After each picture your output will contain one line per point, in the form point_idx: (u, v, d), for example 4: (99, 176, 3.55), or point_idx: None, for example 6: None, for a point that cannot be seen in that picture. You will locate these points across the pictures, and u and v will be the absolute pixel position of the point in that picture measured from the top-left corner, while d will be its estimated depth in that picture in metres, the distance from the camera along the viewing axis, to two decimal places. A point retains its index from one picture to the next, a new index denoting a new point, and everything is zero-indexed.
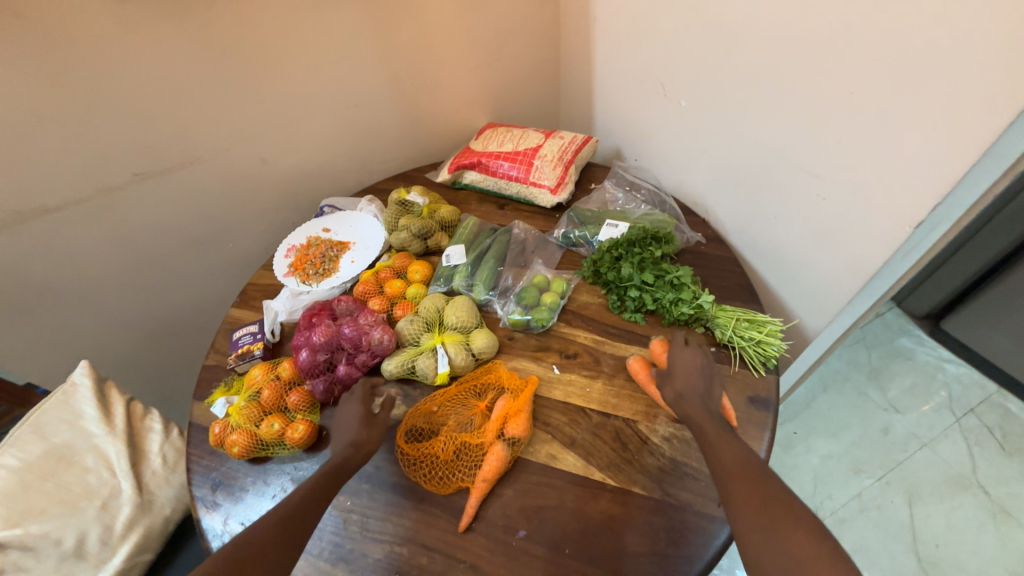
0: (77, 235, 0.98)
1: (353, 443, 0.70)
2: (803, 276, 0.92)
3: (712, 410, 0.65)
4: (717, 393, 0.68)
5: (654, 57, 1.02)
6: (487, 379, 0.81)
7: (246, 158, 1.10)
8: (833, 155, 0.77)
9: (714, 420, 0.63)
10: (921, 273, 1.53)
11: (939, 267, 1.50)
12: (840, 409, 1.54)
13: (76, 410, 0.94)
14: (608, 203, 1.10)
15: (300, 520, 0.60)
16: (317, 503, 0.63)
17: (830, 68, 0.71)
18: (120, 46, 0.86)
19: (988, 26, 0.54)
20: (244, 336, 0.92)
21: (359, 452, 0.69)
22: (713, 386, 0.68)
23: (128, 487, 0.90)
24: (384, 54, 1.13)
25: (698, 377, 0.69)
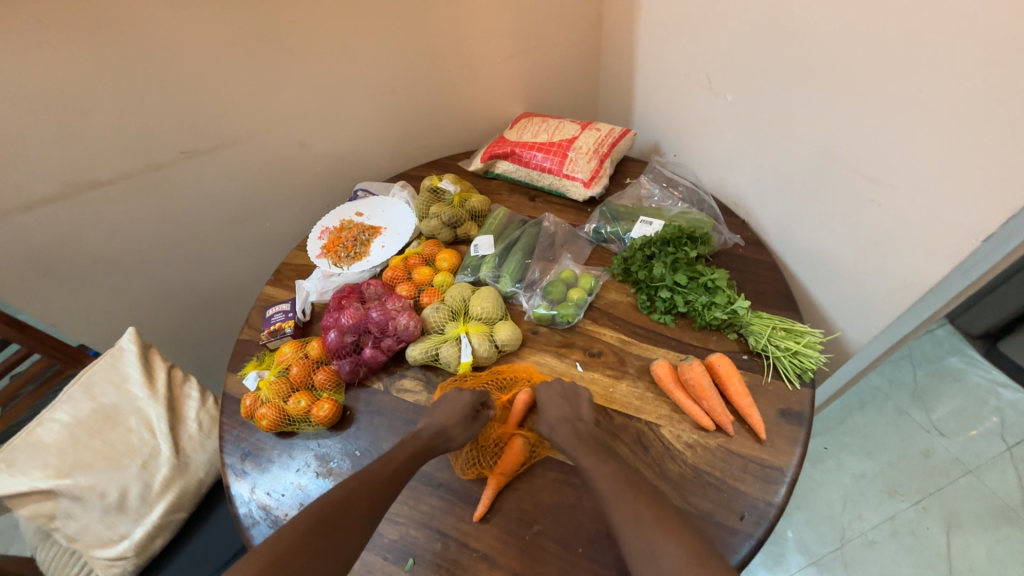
0: (127, 208, 1.03)
1: (441, 430, 0.71)
2: (849, 287, 0.87)
3: (579, 429, 0.70)
4: (586, 413, 0.73)
5: (702, 49, 0.97)
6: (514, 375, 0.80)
7: (285, 139, 1.12)
8: (893, 158, 0.71)
9: (585, 443, 0.68)
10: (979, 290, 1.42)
11: (1002, 285, 1.38)
12: (877, 428, 1.46)
13: (122, 373, 1.00)
14: (643, 199, 1.07)
15: (348, 512, 0.61)
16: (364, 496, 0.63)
17: (896, 62, 0.66)
18: (171, 27, 0.89)
19: None
20: (277, 313, 0.95)
21: (439, 441, 0.70)
22: (582, 407, 0.73)
23: (166, 448, 0.96)
24: (423, 40, 1.12)
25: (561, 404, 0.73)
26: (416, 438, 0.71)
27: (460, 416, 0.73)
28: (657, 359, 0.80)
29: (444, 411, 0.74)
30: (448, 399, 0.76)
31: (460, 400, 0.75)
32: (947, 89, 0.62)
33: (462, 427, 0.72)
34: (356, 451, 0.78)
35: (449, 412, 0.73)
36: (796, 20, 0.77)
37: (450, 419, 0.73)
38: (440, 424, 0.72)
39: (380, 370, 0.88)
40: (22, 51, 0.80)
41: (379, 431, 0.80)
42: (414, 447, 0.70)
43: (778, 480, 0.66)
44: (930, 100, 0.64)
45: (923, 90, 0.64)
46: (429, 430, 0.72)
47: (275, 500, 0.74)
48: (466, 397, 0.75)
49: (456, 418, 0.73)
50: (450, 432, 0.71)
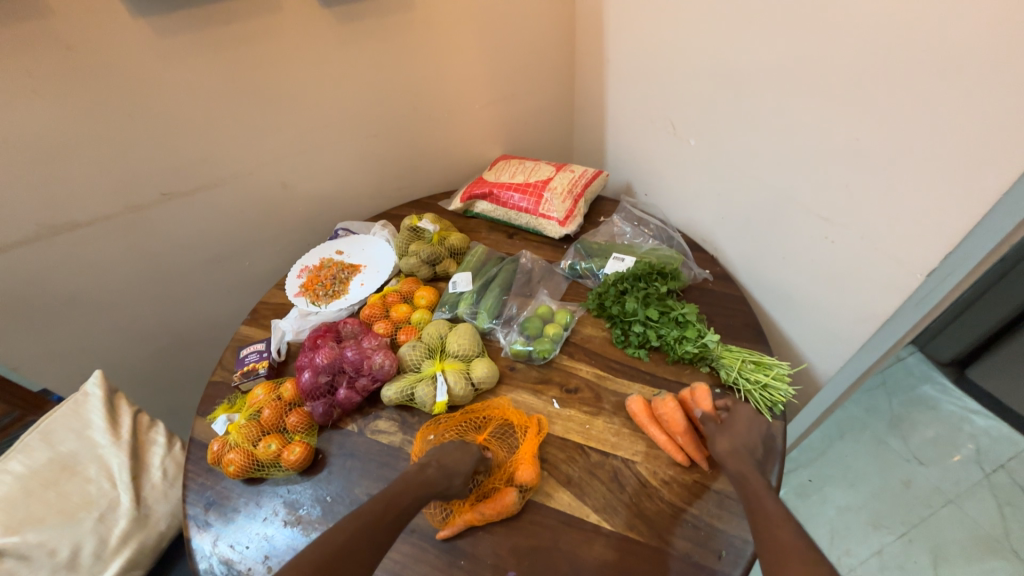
0: (103, 248, 1.03)
1: (446, 471, 0.68)
2: (814, 320, 0.90)
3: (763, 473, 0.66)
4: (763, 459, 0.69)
5: (666, 98, 1.04)
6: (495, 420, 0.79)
7: (267, 181, 1.14)
8: (841, 198, 0.77)
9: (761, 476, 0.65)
10: (943, 318, 1.48)
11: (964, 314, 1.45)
12: (858, 458, 1.47)
13: (84, 419, 0.97)
14: (616, 236, 1.11)
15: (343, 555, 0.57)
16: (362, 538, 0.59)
17: (838, 114, 0.73)
18: (160, 75, 0.92)
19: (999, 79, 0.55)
20: (250, 354, 0.94)
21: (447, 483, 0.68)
22: (768, 457, 0.71)
23: (126, 499, 0.91)
24: (406, 89, 1.19)
25: (756, 436, 0.71)
26: (420, 475, 0.67)
27: (467, 462, 0.71)
28: (633, 395, 0.81)
29: (450, 453, 0.71)
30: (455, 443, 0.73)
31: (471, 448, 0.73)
32: (887, 137, 0.68)
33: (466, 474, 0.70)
34: (327, 496, 0.75)
35: (456, 456, 0.71)
36: (748, 74, 0.84)
37: (455, 462, 0.70)
38: (447, 466, 0.69)
39: (355, 411, 0.86)
40: (9, 99, 0.82)
41: (351, 474, 0.77)
42: (417, 489, 0.66)
43: None
44: (871, 144, 0.70)
45: (866, 137, 0.70)
46: (436, 469, 0.68)
47: (238, 554, 0.70)
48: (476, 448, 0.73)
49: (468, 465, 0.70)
50: (455, 477, 0.68)
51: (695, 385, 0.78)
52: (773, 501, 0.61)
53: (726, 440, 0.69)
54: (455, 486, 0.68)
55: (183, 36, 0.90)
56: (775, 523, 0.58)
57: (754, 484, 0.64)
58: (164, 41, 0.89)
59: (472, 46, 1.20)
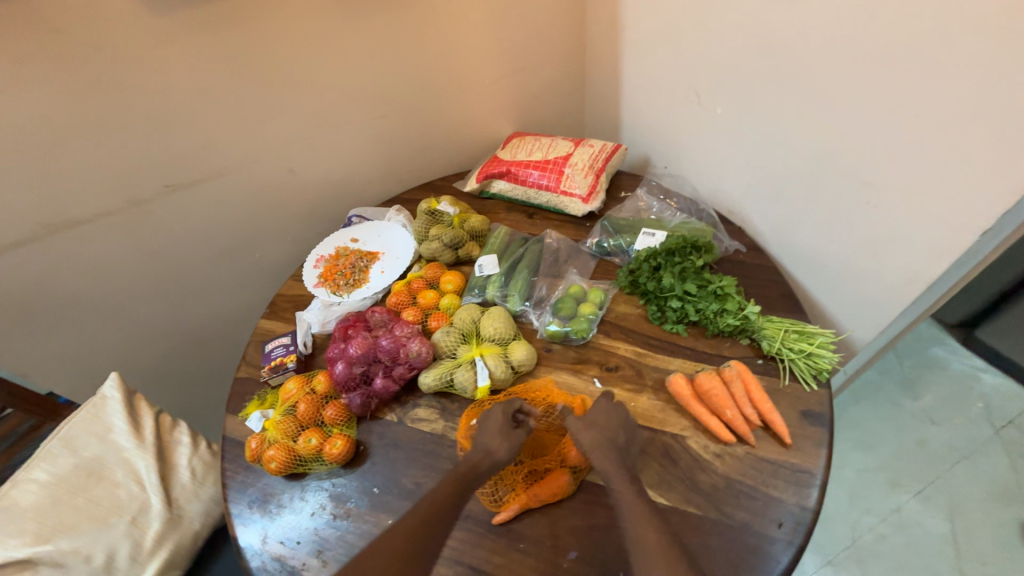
0: (108, 245, 0.98)
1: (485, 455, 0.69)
2: (849, 287, 0.89)
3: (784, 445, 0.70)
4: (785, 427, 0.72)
5: (687, 65, 1.01)
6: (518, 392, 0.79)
7: (274, 168, 1.10)
8: (881, 161, 0.75)
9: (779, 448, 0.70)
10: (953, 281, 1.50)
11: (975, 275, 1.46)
12: (873, 421, 1.50)
13: (105, 423, 0.93)
14: (641, 211, 1.08)
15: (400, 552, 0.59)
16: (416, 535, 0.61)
17: (879, 72, 0.70)
18: (154, 56, 0.86)
19: None
20: (276, 348, 0.91)
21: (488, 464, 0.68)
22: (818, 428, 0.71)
23: (157, 501, 0.89)
24: (412, 65, 1.13)
25: (617, 426, 0.71)
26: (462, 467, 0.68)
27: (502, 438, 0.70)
28: (676, 372, 0.79)
29: (483, 434, 0.71)
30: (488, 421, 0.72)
31: (493, 419, 0.72)
32: (931, 94, 0.66)
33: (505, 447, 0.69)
34: (374, 488, 0.74)
35: (489, 434, 0.71)
36: (778, 35, 0.81)
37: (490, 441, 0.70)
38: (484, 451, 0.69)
39: (392, 401, 0.84)
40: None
41: (396, 465, 0.76)
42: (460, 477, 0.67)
43: (811, 484, 0.66)
44: (914, 103, 0.68)
45: (909, 96, 0.68)
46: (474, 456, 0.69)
47: (290, 550, 0.69)
48: (498, 412, 0.73)
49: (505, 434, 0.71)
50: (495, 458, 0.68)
51: (733, 361, 0.79)
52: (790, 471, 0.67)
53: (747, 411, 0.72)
54: (503, 458, 0.69)
55: (178, 13, 0.84)
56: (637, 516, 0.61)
57: (614, 474, 0.66)
58: (157, 20, 0.83)
59: (478, 17, 1.14)
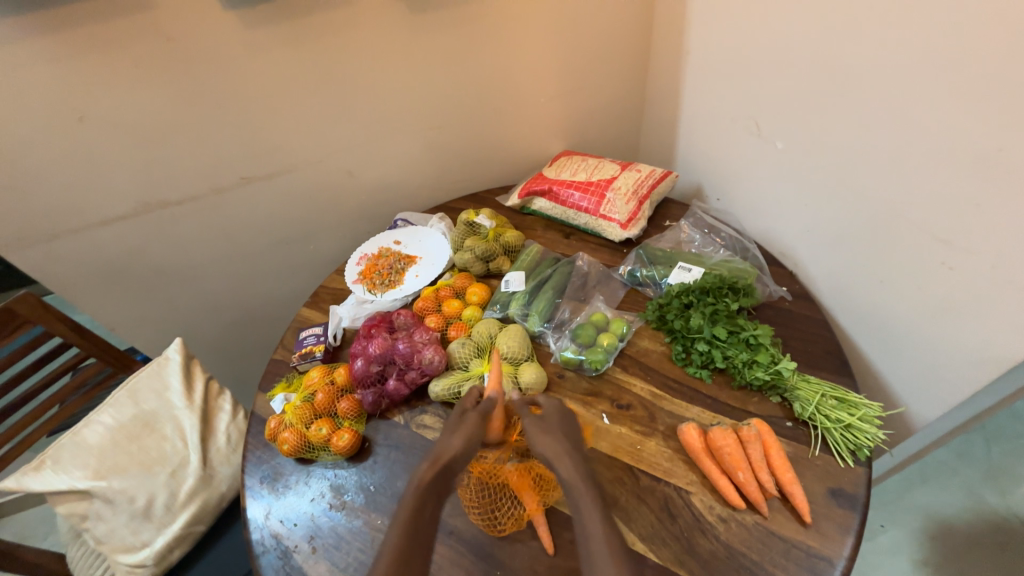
0: (188, 226, 1.11)
1: (464, 445, 0.67)
2: (912, 355, 0.78)
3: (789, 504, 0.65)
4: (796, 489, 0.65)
5: (752, 95, 0.95)
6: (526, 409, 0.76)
7: (334, 169, 1.18)
8: (965, 219, 0.65)
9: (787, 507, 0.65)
10: None
11: None
12: (942, 508, 1.29)
13: (164, 381, 1.05)
14: (682, 243, 1.03)
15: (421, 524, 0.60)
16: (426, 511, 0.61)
17: (976, 119, 0.61)
18: (242, 64, 0.96)
19: None
20: (309, 336, 0.98)
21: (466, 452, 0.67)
22: (846, 513, 0.63)
23: (195, 459, 0.99)
24: (471, 81, 1.16)
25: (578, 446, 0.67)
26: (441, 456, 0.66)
27: (469, 429, 0.69)
28: (690, 420, 0.74)
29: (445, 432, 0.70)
30: (457, 423, 0.71)
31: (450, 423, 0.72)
32: None
33: (472, 436, 0.69)
34: (370, 486, 0.77)
35: (462, 430, 0.69)
36: (858, 69, 0.73)
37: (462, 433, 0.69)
38: (457, 443, 0.67)
39: (402, 403, 0.87)
40: (117, 87, 0.89)
41: (395, 466, 0.78)
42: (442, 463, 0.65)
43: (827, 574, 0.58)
44: (1014, 158, 0.58)
45: (1008, 149, 0.59)
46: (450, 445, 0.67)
47: (287, 530, 0.74)
48: (456, 412, 0.74)
49: (459, 430, 0.69)
50: (468, 447, 0.68)
51: (756, 420, 0.72)
52: (805, 536, 0.62)
53: (763, 475, 0.66)
54: (451, 453, 0.66)
55: (266, 27, 0.93)
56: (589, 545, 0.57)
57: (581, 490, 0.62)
58: (248, 33, 0.92)
59: (541, 37, 1.15)
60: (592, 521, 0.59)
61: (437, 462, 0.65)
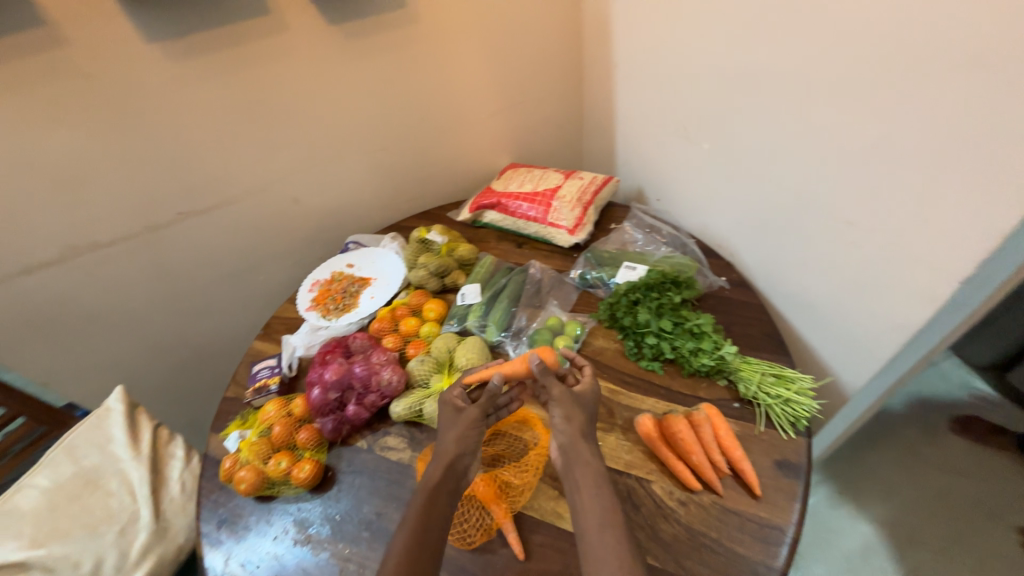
0: (124, 267, 1.05)
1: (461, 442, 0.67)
2: (838, 329, 0.85)
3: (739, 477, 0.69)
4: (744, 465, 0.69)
5: (676, 102, 1.02)
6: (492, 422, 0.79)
7: (279, 197, 1.16)
8: (862, 203, 0.73)
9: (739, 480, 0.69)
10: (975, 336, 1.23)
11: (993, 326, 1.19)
12: (891, 469, 1.37)
13: (106, 434, 0.99)
14: (627, 243, 1.08)
15: (434, 521, 0.61)
16: (438, 508, 0.62)
17: (860, 113, 0.68)
18: (172, 97, 0.94)
19: None
20: (262, 370, 0.95)
21: (466, 448, 0.67)
22: (791, 480, 0.67)
23: (146, 513, 0.92)
24: (412, 102, 1.19)
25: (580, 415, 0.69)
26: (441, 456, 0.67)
27: (468, 425, 0.69)
28: (645, 411, 0.77)
29: (442, 432, 0.70)
30: (449, 418, 0.71)
31: (443, 415, 0.71)
32: (907, 138, 0.64)
33: (472, 429, 0.69)
34: (336, 515, 0.75)
35: (456, 429, 0.69)
36: (760, 74, 0.81)
37: (458, 430, 0.69)
38: (454, 441, 0.68)
39: (365, 427, 0.86)
40: (33, 128, 0.85)
41: (361, 492, 0.77)
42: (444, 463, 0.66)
43: (779, 541, 0.62)
44: (891, 146, 0.66)
45: (886, 138, 0.66)
46: (450, 443, 0.67)
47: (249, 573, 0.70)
48: (445, 401, 0.73)
49: (457, 429, 0.69)
50: (468, 443, 0.68)
51: (704, 404, 0.76)
52: (756, 508, 0.66)
53: (716, 454, 0.69)
54: (457, 454, 0.66)
55: (194, 59, 0.92)
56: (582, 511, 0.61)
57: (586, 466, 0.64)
58: (175, 66, 0.91)
59: (477, 57, 1.19)
60: (585, 490, 0.62)
61: (443, 464, 0.66)
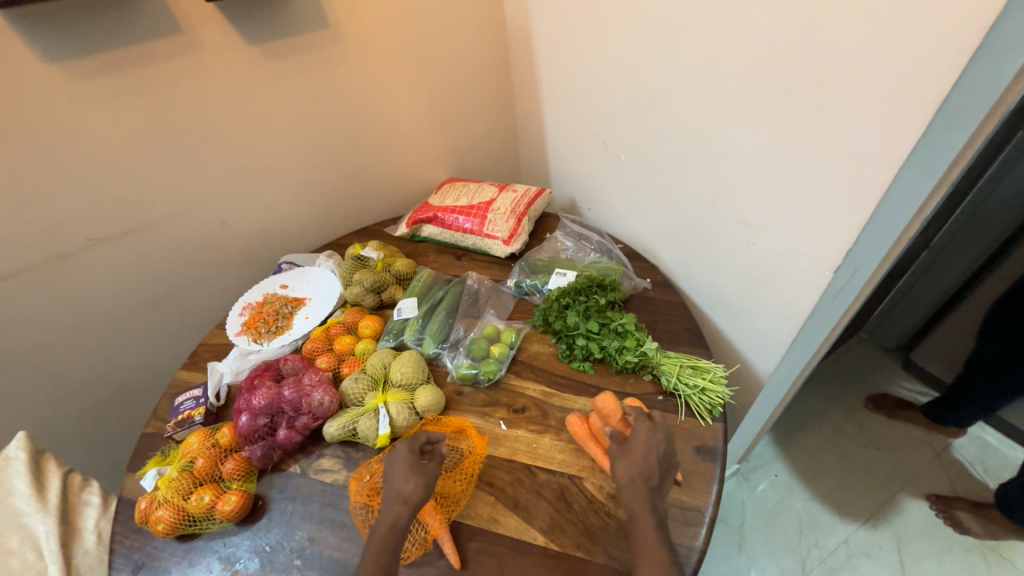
0: (25, 302, 0.97)
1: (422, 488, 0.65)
2: (749, 320, 0.92)
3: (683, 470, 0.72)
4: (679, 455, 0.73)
5: (595, 117, 1.08)
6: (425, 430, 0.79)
7: (205, 220, 1.12)
8: (754, 204, 0.80)
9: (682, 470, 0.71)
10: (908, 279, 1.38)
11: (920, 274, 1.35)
12: (820, 449, 1.45)
13: (6, 487, 0.89)
14: (559, 251, 1.12)
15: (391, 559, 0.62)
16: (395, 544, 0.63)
17: (744, 122, 0.75)
18: (77, 120, 0.89)
19: (881, 90, 0.57)
20: (186, 401, 0.89)
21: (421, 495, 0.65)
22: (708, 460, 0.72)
23: (56, 568, 0.82)
24: (343, 120, 1.19)
25: (654, 461, 0.66)
26: (397, 496, 0.65)
27: (424, 474, 0.67)
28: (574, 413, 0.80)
29: (392, 476, 0.67)
30: (400, 459, 0.68)
31: (397, 460, 0.68)
32: (782, 147, 0.71)
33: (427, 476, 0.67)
34: (266, 546, 0.72)
35: (407, 474, 0.66)
36: (661, 89, 0.88)
37: (407, 474, 0.66)
38: (408, 489, 0.65)
39: (297, 451, 0.83)
40: None
41: (293, 518, 0.74)
42: (401, 507, 0.64)
43: (698, 522, 0.66)
44: (770, 154, 0.74)
45: (765, 147, 0.74)
46: (407, 488, 0.65)
47: None
48: (402, 450, 0.69)
49: (413, 473, 0.66)
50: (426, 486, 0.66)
51: (630, 398, 0.80)
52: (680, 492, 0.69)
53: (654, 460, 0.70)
54: (422, 497, 0.65)
55: (100, 80, 0.88)
56: (642, 537, 0.60)
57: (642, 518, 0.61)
58: (77, 87, 0.86)
59: (406, 75, 1.22)
60: (646, 523, 0.61)
61: (410, 504, 0.64)
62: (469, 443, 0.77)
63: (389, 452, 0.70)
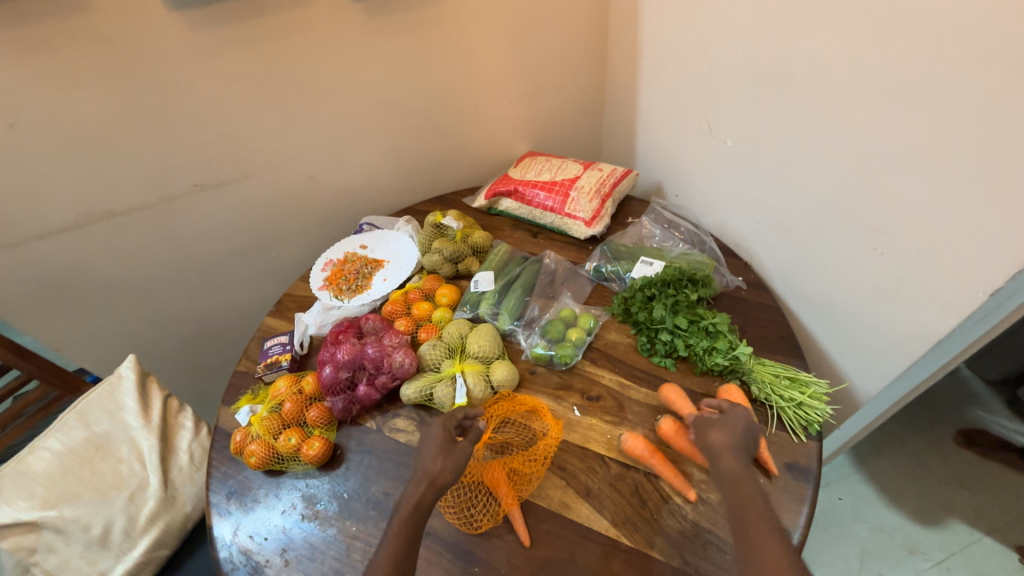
0: (138, 237, 1.06)
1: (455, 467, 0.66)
2: (856, 334, 0.84)
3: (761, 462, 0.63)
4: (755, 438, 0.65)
5: (699, 98, 1.00)
6: (502, 408, 0.77)
7: (295, 174, 1.15)
8: (888, 209, 0.71)
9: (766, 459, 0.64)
10: None
11: None
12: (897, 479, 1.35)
13: (118, 402, 0.97)
14: (644, 239, 1.07)
15: (416, 528, 0.62)
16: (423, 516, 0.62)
17: (895, 113, 0.65)
18: (192, 68, 0.92)
19: None
20: (274, 346, 0.95)
21: (444, 478, 0.65)
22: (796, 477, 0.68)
23: (155, 482, 0.91)
24: (432, 84, 1.17)
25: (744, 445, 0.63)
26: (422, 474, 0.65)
27: (455, 459, 0.66)
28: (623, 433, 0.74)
29: (424, 454, 0.68)
30: (431, 437, 0.69)
31: (430, 438, 0.69)
32: (945, 146, 0.61)
33: (458, 463, 0.66)
34: (344, 493, 0.76)
35: (439, 458, 0.66)
36: (789, 70, 0.78)
37: (434, 455, 0.67)
38: (434, 472, 0.65)
39: (374, 408, 0.86)
40: (52, 92, 0.84)
41: (369, 472, 0.78)
42: (428, 486, 0.64)
43: None
44: (925, 154, 0.64)
45: (920, 145, 0.64)
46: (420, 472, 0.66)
47: (256, 544, 0.71)
48: (437, 428, 0.70)
49: (439, 451, 0.67)
50: (454, 467, 0.66)
51: (723, 386, 0.78)
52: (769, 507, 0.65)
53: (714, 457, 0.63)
54: (451, 478, 0.65)
55: (215, 30, 0.90)
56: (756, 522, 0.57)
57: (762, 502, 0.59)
58: (196, 36, 0.89)
59: (498, 40, 1.17)
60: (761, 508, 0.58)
61: (435, 484, 0.64)
62: (541, 424, 0.77)
63: (425, 429, 0.72)
